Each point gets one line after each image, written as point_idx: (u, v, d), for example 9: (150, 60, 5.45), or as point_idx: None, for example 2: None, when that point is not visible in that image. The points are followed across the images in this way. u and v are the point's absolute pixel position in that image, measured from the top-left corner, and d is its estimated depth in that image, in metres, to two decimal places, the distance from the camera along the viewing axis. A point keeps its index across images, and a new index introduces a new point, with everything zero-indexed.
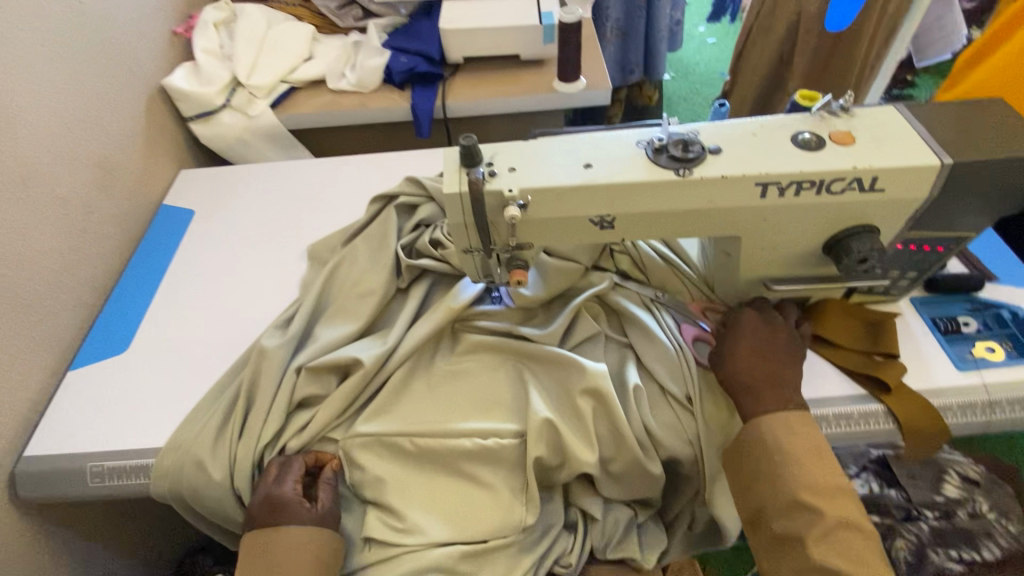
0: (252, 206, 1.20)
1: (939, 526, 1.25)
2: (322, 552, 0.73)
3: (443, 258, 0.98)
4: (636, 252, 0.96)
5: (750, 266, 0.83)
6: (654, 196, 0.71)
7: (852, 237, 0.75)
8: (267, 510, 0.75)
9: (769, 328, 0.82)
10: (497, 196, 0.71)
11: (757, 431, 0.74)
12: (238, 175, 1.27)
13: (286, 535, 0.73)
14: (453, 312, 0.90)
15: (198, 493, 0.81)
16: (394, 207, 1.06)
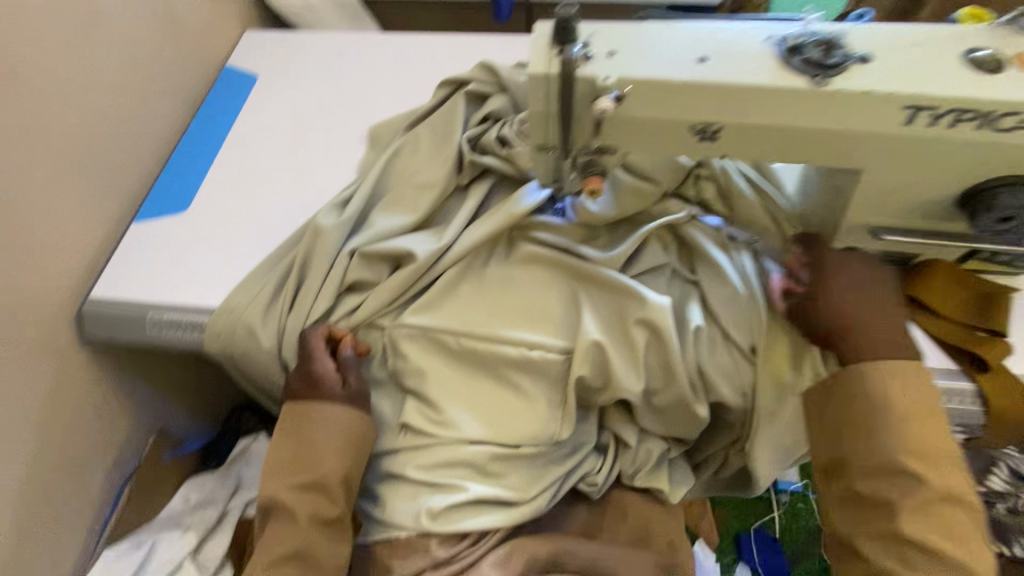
0: (315, 79, 1.14)
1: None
2: (351, 435, 0.74)
3: (507, 157, 0.90)
4: (726, 179, 0.84)
5: (860, 208, 0.72)
6: (773, 107, 0.61)
7: (1001, 190, 0.64)
8: (301, 385, 0.77)
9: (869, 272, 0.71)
10: (591, 83, 0.62)
11: (857, 381, 0.67)
12: (303, 43, 1.20)
13: (320, 413, 0.75)
14: (511, 218, 0.84)
15: (248, 356, 0.83)
16: (463, 94, 0.97)
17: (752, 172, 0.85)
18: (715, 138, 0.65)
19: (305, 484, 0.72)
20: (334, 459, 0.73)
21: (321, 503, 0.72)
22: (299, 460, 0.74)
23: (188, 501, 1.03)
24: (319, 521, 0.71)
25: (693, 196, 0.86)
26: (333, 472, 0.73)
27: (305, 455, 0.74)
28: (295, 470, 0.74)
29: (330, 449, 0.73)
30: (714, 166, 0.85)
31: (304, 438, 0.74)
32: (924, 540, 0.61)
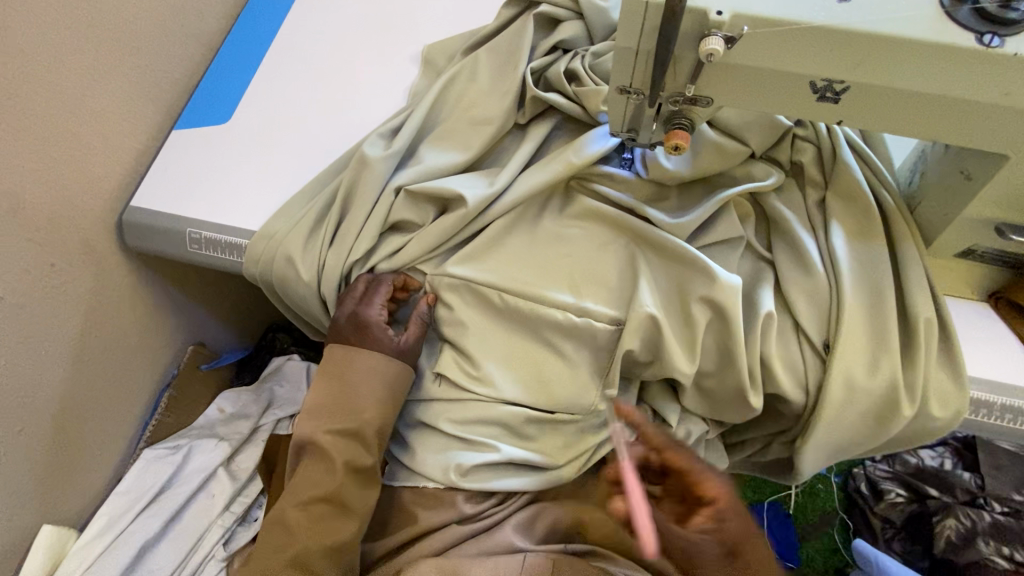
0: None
1: (1002, 521, 1.12)
2: (392, 385, 0.73)
3: (575, 96, 0.80)
4: (829, 144, 0.74)
5: (988, 199, 0.62)
6: (920, 70, 0.50)
7: None
8: (353, 329, 0.74)
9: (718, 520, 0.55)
10: (698, 19, 0.51)
11: None
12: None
13: (365, 359, 0.73)
14: (574, 167, 0.75)
15: (286, 287, 0.80)
16: (533, 17, 0.85)
17: (858, 142, 0.74)
18: (837, 99, 0.54)
19: (343, 429, 0.71)
20: (374, 408, 0.73)
21: (354, 450, 0.71)
22: (338, 403, 0.73)
23: (223, 412, 1.06)
24: (352, 467, 0.70)
25: (785, 163, 0.75)
26: (370, 421, 0.72)
27: (345, 400, 0.73)
28: (335, 413, 0.73)
29: (371, 396, 0.72)
30: (818, 128, 0.75)
31: (346, 381, 0.73)
32: None
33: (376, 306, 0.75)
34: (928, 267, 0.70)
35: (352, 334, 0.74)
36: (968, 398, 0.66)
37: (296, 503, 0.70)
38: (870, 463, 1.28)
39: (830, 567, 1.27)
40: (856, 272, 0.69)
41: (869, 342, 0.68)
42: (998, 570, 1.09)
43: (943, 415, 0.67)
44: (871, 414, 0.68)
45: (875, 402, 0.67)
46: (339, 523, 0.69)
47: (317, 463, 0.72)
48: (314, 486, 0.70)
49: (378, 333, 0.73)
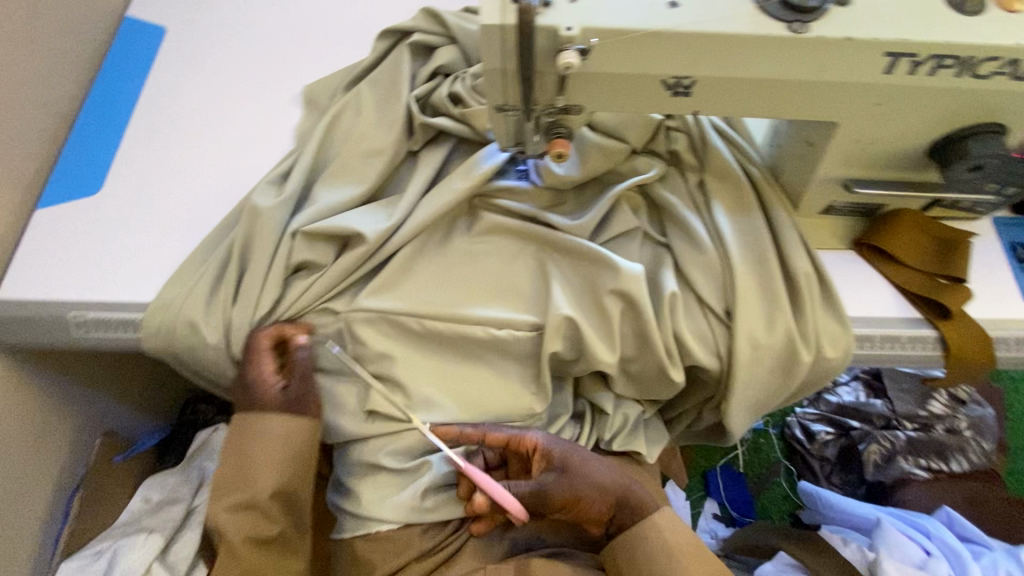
0: (235, 35, 1.00)
1: (915, 437, 1.27)
2: (288, 445, 0.72)
3: (462, 118, 0.81)
4: (697, 130, 0.80)
5: (831, 161, 0.69)
6: (749, 58, 0.55)
7: (973, 138, 0.62)
8: (245, 396, 0.73)
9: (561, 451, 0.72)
10: (551, 35, 0.55)
11: (621, 499, 0.72)
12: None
13: (258, 424, 0.72)
14: (475, 184, 0.77)
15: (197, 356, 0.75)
16: (407, 47, 0.87)
17: (726, 129, 0.82)
18: (688, 92, 0.59)
19: (240, 504, 0.70)
20: (269, 473, 0.71)
21: (260, 523, 0.70)
22: (234, 478, 0.71)
23: (149, 501, 0.97)
24: (256, 542, 0.70)
25: (665, 152, 0.81)
26: (264, 489, 0.70)
27: (241, 471, 0.71)
28: (228, 490, 0.71)
29: (266, 463, 0.71)
30: (684, 118, 0.82)
31: (246, 451, 0.71)
32: None
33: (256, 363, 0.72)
34: (799, 227, 0.77)
35: (241, 398, 0.73)
36: (852, 334, 0.74)
37: None
38: (800, 410, 1.40)
39: (785, 513, 1.37)
40: (742, 238, 0.76)
41: (765, 300, 0.74)
42: (920, 481, 1.26)
43: (836, 353, 0.74)
44: (775, 369, 0.75)
45: (775, 358, 0.74)
46: None
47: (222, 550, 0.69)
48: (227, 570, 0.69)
49: (264, 391, 0.72)
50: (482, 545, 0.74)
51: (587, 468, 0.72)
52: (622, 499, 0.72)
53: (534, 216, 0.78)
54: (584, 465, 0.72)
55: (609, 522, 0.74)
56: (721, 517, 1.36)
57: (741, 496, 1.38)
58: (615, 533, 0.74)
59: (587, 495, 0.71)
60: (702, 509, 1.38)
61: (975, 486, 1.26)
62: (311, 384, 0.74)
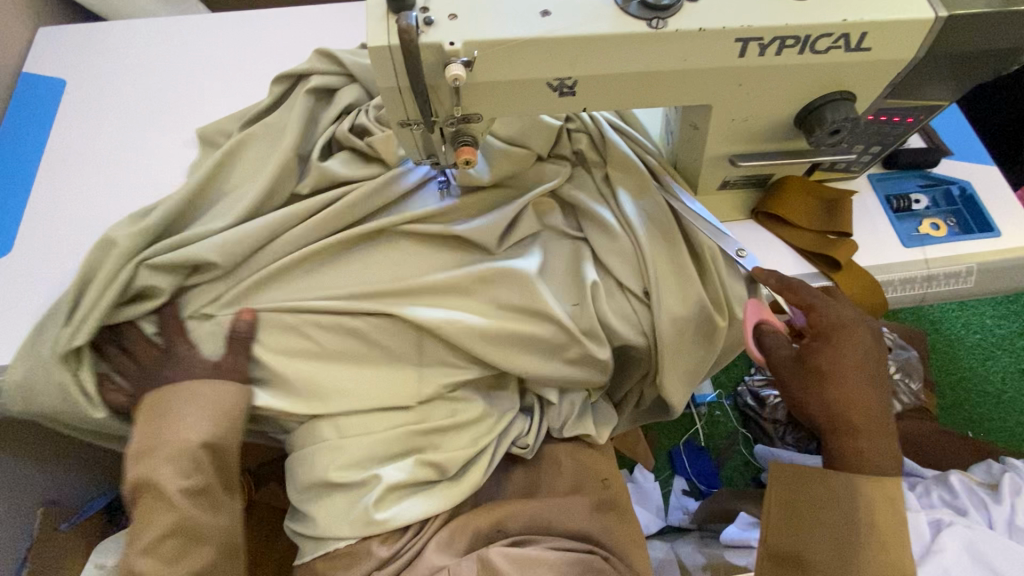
0: (143, 83, 1.00)
1: None
2: (223, 409, 0.74)
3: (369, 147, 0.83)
4: (596, 130, 0.86)
5: (715, 140, 0.76)
6: (619, 55, 0.61)
7: (827, 106, 0.69)
8: (161, 363, 0.76)
9: (860, 338, 0.70)
10: (436, 51, 0.59)
11: (868, 406, 0.68)
12: (109, 38, 1.05)
13: (184, 386, 0.74)
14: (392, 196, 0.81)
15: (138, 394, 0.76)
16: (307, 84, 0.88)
17: (621, 125, 0.88)
18: (573, 91, 0.64)
19: (171, 457, 0.71)
20: (199, 425, 0.73)
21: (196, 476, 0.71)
22: (155, 441, 0.72)
23: (103, 566, 0.91)
24: (189, 494, 0.71)
25: (570, 153, 0.86)
26: (196, 439, 0.72)
27: (166, 433, 0.72)
28: (148, 450, 0.72)
29: (198, 417, 0.73)
30: (583, 120, 0.87)
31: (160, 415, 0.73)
32: None
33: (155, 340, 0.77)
34: (698, 204, 0.83)
35: (134, 380, 0.77)
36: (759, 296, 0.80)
37: (147, 547, 0.69)
38: (749, 378, 1.50)
39: (749, 479, 1.44)
40: (655, 216, 0.82)
41: (683, 269, 0.80)
42: None
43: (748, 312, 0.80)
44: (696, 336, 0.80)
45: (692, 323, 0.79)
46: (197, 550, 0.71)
47: (150, 505, 0.70)
48: (151, 527, 0.70)
49: (160, 363, 0.76)
50: (443, 542, 0.75)
51: (856, 360, 0.69)
52: (869, 411, 0.68)
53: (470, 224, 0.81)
54: (864, 359, 0.69)
55: (842, 432, 0.69)
56: (690, 492, 1.42)
57: (706, 467, 1.44)
58: (844, 451, 0.70)
59: (855, 395, 0.68)
60: (671, 487, 1.43)
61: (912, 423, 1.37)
62: (248, 359, 0.76)
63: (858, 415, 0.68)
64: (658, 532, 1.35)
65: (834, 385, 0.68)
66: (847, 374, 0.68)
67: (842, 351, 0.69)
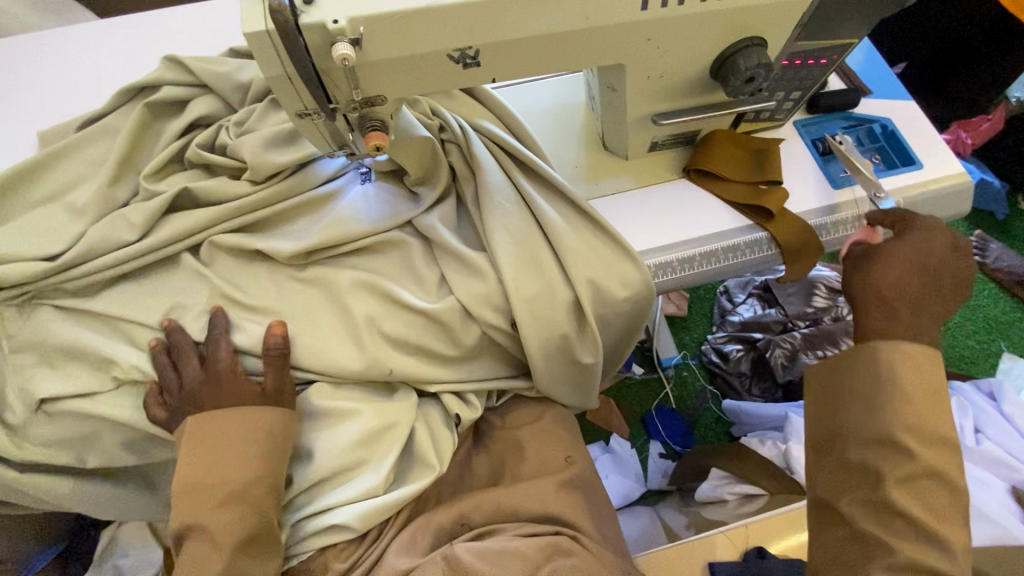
0: (48, 104, 0.95)
1: (809, 333, 1.39)
2: (248, 426, 0.69)
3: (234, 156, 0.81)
4: (465, 142, 0.81)
5: (634, 101, 0.75)
6: (517, 19, 0.58)
7: (738, 54, 0.68)
8: (209, 384, 0.71)
9: (948, 251, 0.65)
10: (320, 32, 0.54)
11: (923, 295, 0.64)
12: (3, 59, 0.99)
13: (227, 410, 0.70)
14: (293, 191, 0.81)
15: (23, 384, 0.76)
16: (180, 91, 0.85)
17: (500, 135, 0.81)
18: (477, 62, 0.61)
19: (228, 497, 0.67)
20: (254, 460, 0.68)
21: (238, 505, 0.67)
22: (228, 463, 0.68)
23: None
24: (191, 525, 0.67)
25: (446, 173, 0.81)
26: (252, 475, 0.68)
27: (230, 459, 0.68)
28: (228, 470, 0.68)
29: (251, 448, 0.68)
30: (453, 127, 0.81)
31: (216, 445, 0.68)
32: (910, 512, 0.58)
33: (185, 354, 0.73)
34: (576, 201, 0.81)
35: (175, 396, 0.72)
36: (648, 272, 0.79)
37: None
38: (711, 336, 1.51)
39: (721, 434, 1.47)
40: (537, 233, 0.78)
41: (573, 287, 0.78)
42: None
43: (626, 293, 0.79)
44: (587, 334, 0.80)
45: (616, 295, 0.79)
46: (255, 560, 0.68)
47: (204, 544, 0.66)
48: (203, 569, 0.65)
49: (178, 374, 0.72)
50: (405, 545, 0.73)
51: (926, 244, 0.65)
52: (923, 302, 0.64)
53: (320, 244, 0.78)
54: (929, 248, 0.65)
55: (896, 314, 0.64)
56: (666, 454, 1.43)
57: (678, 428, 1.46)
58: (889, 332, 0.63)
59: (904, 279, 0.64)
60: (648, 451, 1.44)
61: None
62: (200, 385, 0.71)
63: (913, 303, 0.64)
64: (641, 497, 1.36)
65: (898, 257, 0.65)
66: (903, 265, 0.64)
67: (911, 235, 0.66)
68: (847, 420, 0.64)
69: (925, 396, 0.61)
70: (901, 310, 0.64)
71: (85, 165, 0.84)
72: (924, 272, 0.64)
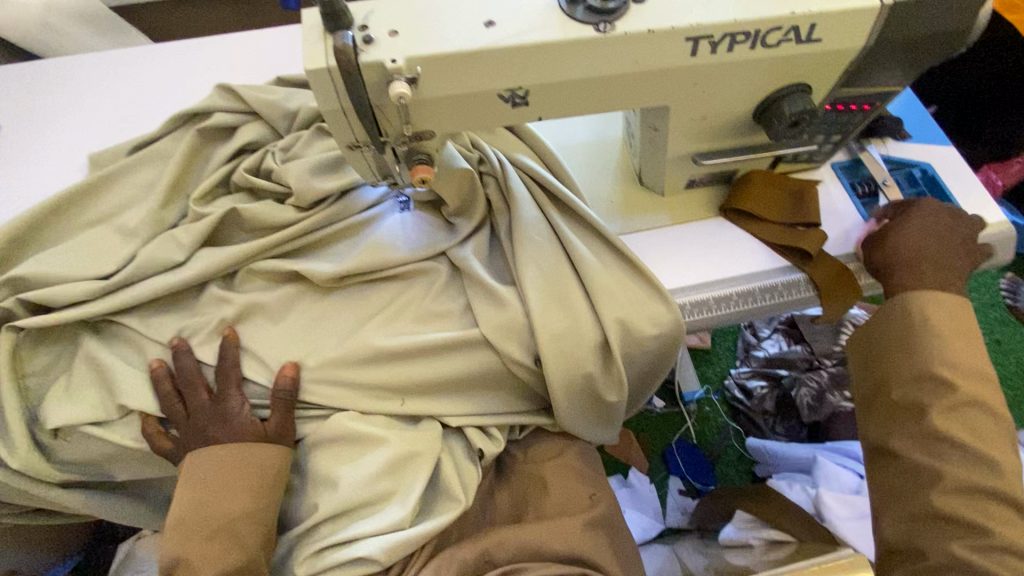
0: (102, 123, 0.99)
1: (837, 372, 1.36)
2: (244, 465, 0.72)
3: (279, 183, 0.83)
4: (502, 174, 0.82)
5: (674, 141, 0.76)
6: (568, 62, 0.59)
7: (783, 99, 0.69)
8: (219, 420, 0.74)
9: (951, 216, 0.75)
10: (378, 70, 0.56)
11: (942, 260, 0.73)
12: (63, 82, 1.04)
13: (230, 448, 0.73)
14: (332, 218, 0.82)
15: (62, 396, 0.78)
16: (230, 117, 0.88)
17: (536, 170, 0.82)
18: (526, 102, 0.63)
19: (216, 533, 0.69)
20: (244, 499, 0.70)
21: (222, 545, 0.68)
22: (222, 501, 0.70)
23: None
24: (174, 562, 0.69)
25: (483, 204, 0.82)
26: (239, 515, 0.70)
27: (225, 497, 0.70)
28: (222, 506, 0.70)
29: (243, 487, 0.71)
30: (492, 161, 0.82)
31: (214, 486, 0.71)
32: (954, 435, 0.65)
33: (194, 387, 0.76)
34: (608, 237, 0.81)
35: (183, 428, 0.75)
36: (677, 308, 0.78)
37: None
38: (734, 371, 1.49)
39: (745, 472, 1.43)
40: (565, 269, 0.78)
41: (607, 323, 0.77)
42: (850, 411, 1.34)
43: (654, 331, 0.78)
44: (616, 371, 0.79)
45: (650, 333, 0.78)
46: None
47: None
48: None
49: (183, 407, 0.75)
50: None
51: (933, 215, 0.75)
52: (942, 264, 0.72)
53: (356, 269, 0.79)
54: (935, 216, 0.75)
55: (918, 278, 0.72)
56: (687, 491, 1.40)
57: (699, 464, 1.42)
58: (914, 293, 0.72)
59: (922, 247, 0.73)
60: (669, 488, 1.41)
61: None
62: (206, 421, 0.74)
63: (933, 268, 0.72)
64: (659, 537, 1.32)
65: (912, 230, 0.74)
66: (918, 236, 0.74)
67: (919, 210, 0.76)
68: (893, 370, 0.71)
69: (958, 339, 0.69)
70: (921, 273, 0.72)
71: (134, 185, 0.87)
72: (939, 241, 0.73)
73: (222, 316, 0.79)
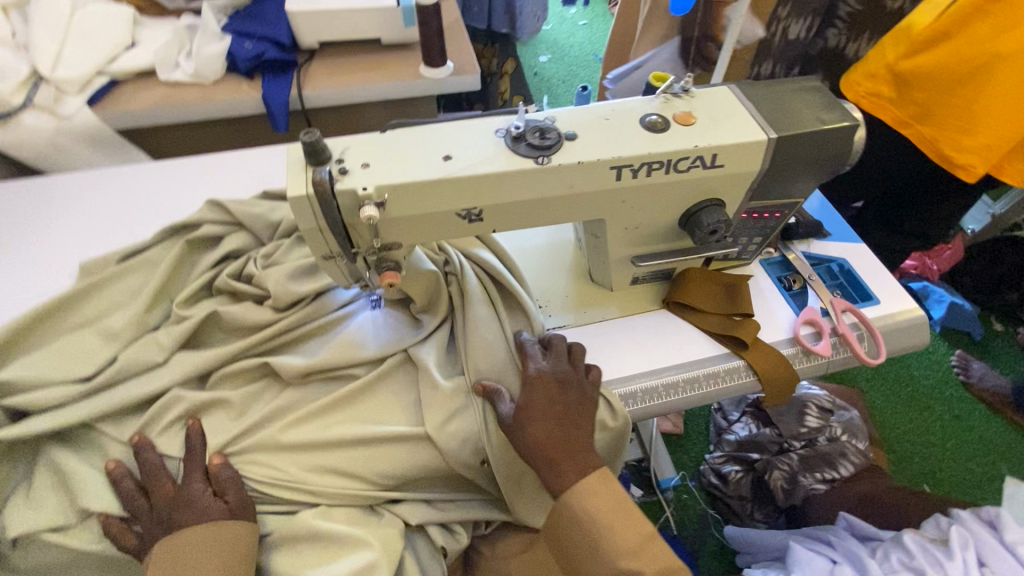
0: (96, 232, 1.08)
1: (806, 454, 1.39)
2: (209, 540, 0.70)
3: (259, 287, 0.90)
4: (461, 277, 0.90)
5: (614, 246, 0.86)
6: (514, 186, 0.70)
7: (701, 211, 0.80)
8: (177, 507, 0.73)
9: (558, 385, 0.79)
10: (350, 195, 0.66)
11: (559, 440, 0.74)
12: (64, 195, 1.13)
13: (190, 530, 0.71)
14: (306, 317, 0.89)
15: (23, 500, 0.77)
16: (218, 228, 0.97)
17: (491, 267, 0.90)
18: (481, 218, 0.73)
19: None
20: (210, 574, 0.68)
21: None
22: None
23: None
24: None
25: (446, 302, 0.89)
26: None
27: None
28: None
29: (210, 562, 0.69)
30: (455, 263, 0.91)
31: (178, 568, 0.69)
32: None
33: (155, 479, 0.75)
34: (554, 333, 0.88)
35: (146, 522, 0.74)
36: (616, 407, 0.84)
37: None
38: (709, 457, 1.54)
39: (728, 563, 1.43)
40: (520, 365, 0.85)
41: None
42: (822, 493, 1.35)
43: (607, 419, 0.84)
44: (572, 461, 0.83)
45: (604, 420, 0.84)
46: None
47: None
48: None
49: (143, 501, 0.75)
50: None
51: (541, 385, 0.78)
52: (570, 441, 0.74)
53: (323, 367, 0.84)
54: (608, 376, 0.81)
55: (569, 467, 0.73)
56: None
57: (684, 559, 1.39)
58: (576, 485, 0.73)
59: (549, 431, 0.74)
60: None
61: (872, 483, 1.36)
62: (167, 508, 0.74)
63: (584, 445, 0.75)
64: None
65: (540, 410, 0.76)
66: (545, 418, 0.75)
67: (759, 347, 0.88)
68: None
69: (611, 522, 0.71)
70: (561, 463, 0.73)
71: (121, 289, 0.93)
72: (542, 422, 0.75)
73: (196, 415, 0.82)
